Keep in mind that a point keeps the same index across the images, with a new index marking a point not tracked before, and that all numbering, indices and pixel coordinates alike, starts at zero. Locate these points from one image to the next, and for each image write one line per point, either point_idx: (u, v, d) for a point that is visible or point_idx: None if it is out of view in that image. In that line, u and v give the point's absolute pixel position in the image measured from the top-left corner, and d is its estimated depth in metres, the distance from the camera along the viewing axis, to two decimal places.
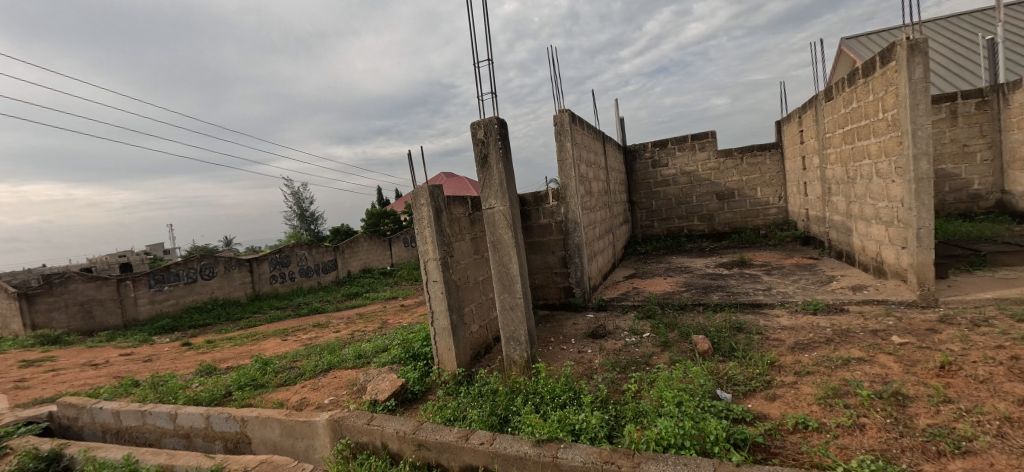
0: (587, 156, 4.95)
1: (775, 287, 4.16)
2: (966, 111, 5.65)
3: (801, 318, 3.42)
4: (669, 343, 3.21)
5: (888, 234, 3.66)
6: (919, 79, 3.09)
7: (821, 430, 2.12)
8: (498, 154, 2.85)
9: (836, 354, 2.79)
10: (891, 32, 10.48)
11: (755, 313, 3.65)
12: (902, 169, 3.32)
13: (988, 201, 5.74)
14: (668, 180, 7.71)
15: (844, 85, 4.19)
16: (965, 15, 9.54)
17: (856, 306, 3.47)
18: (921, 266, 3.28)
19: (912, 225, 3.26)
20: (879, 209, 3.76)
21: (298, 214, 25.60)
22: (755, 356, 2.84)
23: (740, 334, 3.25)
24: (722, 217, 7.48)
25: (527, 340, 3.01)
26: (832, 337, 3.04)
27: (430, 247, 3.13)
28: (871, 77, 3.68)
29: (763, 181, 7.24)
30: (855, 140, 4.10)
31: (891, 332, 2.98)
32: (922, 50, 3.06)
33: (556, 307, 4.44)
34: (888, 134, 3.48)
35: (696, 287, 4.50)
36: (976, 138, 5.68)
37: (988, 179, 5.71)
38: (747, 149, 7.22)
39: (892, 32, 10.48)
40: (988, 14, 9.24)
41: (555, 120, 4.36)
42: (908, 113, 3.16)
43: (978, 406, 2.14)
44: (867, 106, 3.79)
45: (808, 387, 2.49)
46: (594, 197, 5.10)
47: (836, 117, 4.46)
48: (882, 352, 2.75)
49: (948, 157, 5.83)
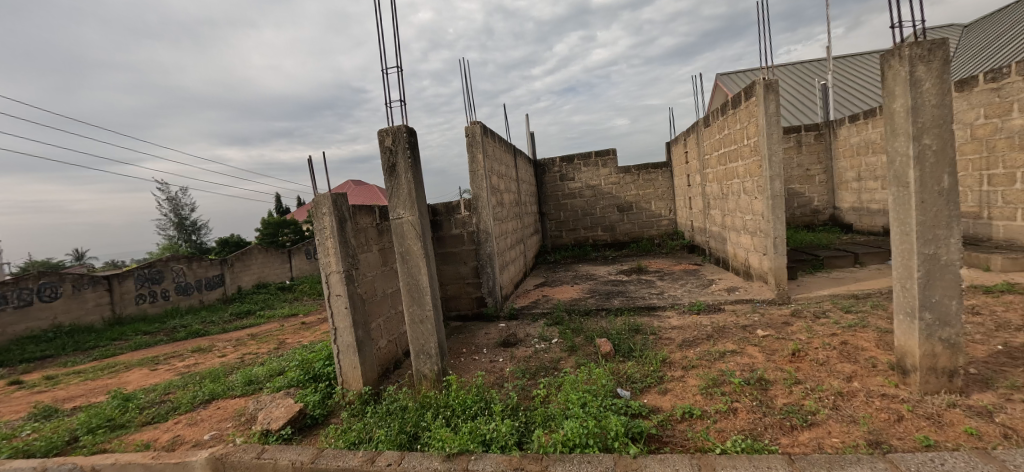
0: (498, 168, 5.05)
1: (666, 291, 4.60)
2: (808, 142, 6.85)
3: (687, 318, 3.82)
4: (575, 347, 3.37)
5: (753, 243, 4.27)
6: (773, 114, 3.69)
7: (703, 417, 2.37)
8: (407, 163, 2.79)
9: (715, 348, 3.16)
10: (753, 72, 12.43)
11: (649, 315, 3.99)
12: (762, 188, 3.90)
13: (824, 215, 7.00)
14: (575, 192, 8.18)
15: (718, 114, 4.83)
16: (805, 63, 11.66)
17: (730, 305, 3.97)
18: (778, 269, 3.86)
19: (770, 235, 3.84)
20: (746, 221, 4.38)
21: (176, 222, 22.30)
22: (650, 355, 3.09)
23: (637, 335, 3.53)
24: (622, 227, 8.12)
25: (438, 353, 2.95)
26: (711, 333, 3.44)
27: (333, 259, 2.93)
28: (738, 109, 4.29)
29: (657, 196, 8.01)
30: (727, 162, 4.74)
31: (756, 326, 3.46)
32: (775, 90, 3.66)
33: (468, 317, 4.42)
34: (752, 158, 4.08)
35: (600, 293, 4.80)
36: (815, 163, 6.92)
37: (824, 197, 6.97)
38: (643, 167, 7.96)
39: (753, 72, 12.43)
40: (821, 63, 11.40)
41: (466, 132, 4.39)
42: (766, 141, 3.74)
43: (820, 384, 2.57)
44: (736, 134, 4.41)
45: (693, 379, 2.78)
46: (506, 208, 5.21)
47: (713, 142, 5.11)
48: (749, 344, 3.18)
49: (796, 179, 7.01)
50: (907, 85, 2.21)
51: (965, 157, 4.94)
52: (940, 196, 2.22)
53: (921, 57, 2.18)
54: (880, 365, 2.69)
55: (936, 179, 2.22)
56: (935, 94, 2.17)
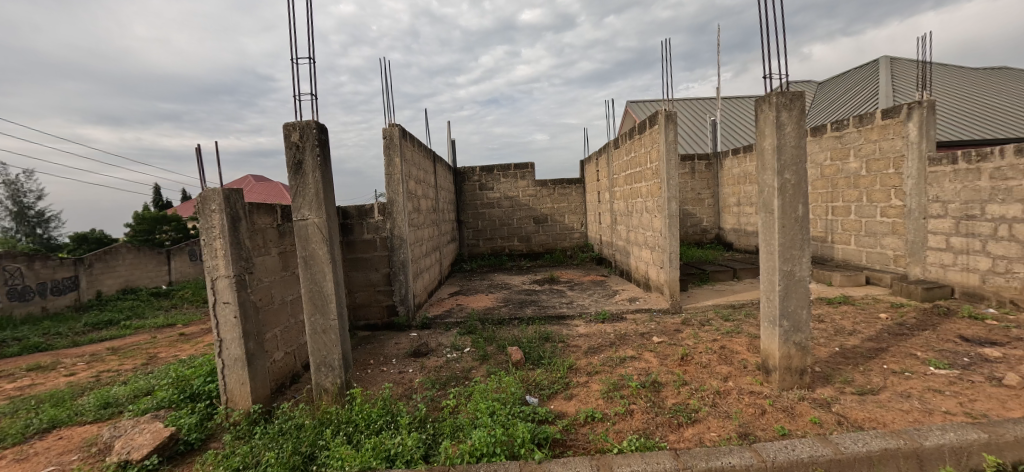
0: (416, 173, 4.94)
1: (575, 300, 4.84)
2: (699, 169, 7.76)
3: (593, 326, 4.06)
4: (487, 356, 3.38)
5: (652, 257, 4.68)
6: (671, 142, 4.11)
7: (604, 420, 2.52)
8: (315, 161, 2.61)
9: (616, 354, 3.40)
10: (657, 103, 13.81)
11: (558, 324, 4.16)
12: (660, 208, 4.31)
13: (711, 235, 7.93)
14: (493, 202, 8.30)
15: (626, 138, 5.27)
16: (699, 100, 13.26)
17: (630, 314, 4.30)
18: (671, 281, 4.28)
19: (666, 250, 4.25)
20: (647, 237, 4.80)
21: (15, 211, 18.30)
22: (558, 362, 3.22)
23: (547, 343, 3.65)
24: (537, 239, 8.40)
25: (341, 365, 2.77)
26: (614, 340, 3.69)
27: (221, 262, 2.62)
28: (643, 134, 4.71)
29: (570, 210, 8.43)
30: (632, 182, 5.17)
31: (652, 333, 3.78)
32: (674, 120, 4.09)
33: (378, 327, 4.22)
34: (653, 181, 4.50)
35: (513, 302, 4.90)
36: (705, 188, 7.84)
37: (712, 218, 7.90)
38: (558, 182, 8.35)
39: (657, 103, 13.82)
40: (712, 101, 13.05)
41: (384, 133, 4.24)
42: (665, 166, 4.15)
43: (702, 385, 2.88)
44: (640, 157, 4.84)
45: (596, 384, 2.94)
46: (422, 215, 5.11)
47: (621, 163, 5.55)
48: (646, 349, 3.47)
49: (690, 201, 7.87)
50: (774, 127, 2.60)
51: (816, 191, 5.95)
52: (796, 223, 2.64)
53: (785, 105, 2.58)
54: (749, 366, 3.10)
55: (793, 208, 2.64)
56: (794, 136, 2.59)
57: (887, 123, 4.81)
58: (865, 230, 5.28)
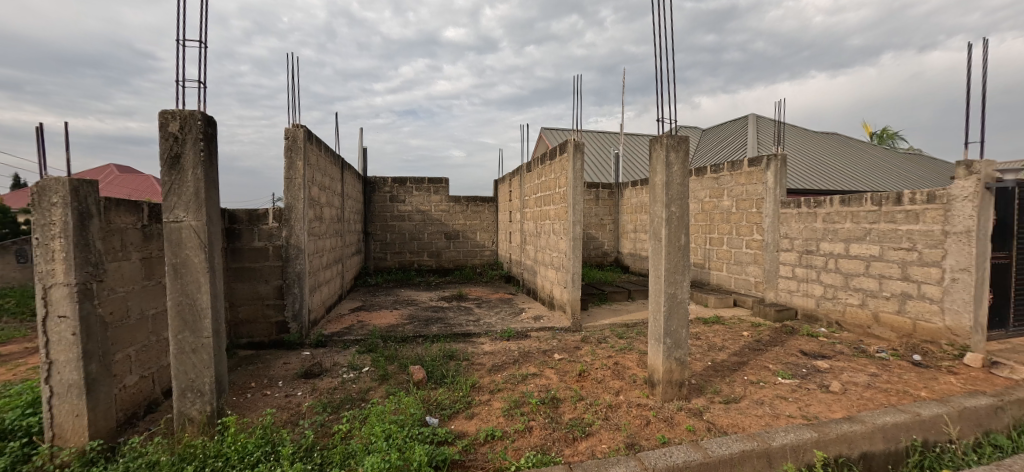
0: (321, 179, 4.63)
1: (482, 318, 4.86)
2: (602, 197, 8.41)
3: (498, 344, 4.11)
4: (387, 376, 3.23)
5: (557, 277, 4.92)
6: (578, 169, 4.41)
7: (503, 438, 2.54)
8: (198, 157, 2.32)
9: (519, 371, 3.47)
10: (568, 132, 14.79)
11: (464, 341, 4.13)
12: (566, 230, 4.57)
13: (610, 258, 8.58)
14: (404, 215, 8.09)
15: (538, 162, 5.52)
16: (605, 133, 14.48)
17: (534, 332, 4.43)
18: (573, 301, 4.53)
19: (570, 271, 4.49)
20: (553, 258, 5.04)
21: None
22: (461, 381, 3.19)
23: (451, 361, 3.61)
24: (447, 254, 8.32)
25: (213, 390, 2.43)
26: (517, 357, 3.77)
27: (59, 267, 2.16)
28: (553, 160, 4.99)
29: (482, 227, 8.52)
30: (542, 204, 5.41)
31: (554, 351, 3.95)
32: (581, 150, 4.40)
33: (264, 346, 3.80)
34: (561, 204, 4.76)
35: (419, 319, 4.76)
36: (607, 214, 8.51)
37: (612, 242, 8.57)
38: (472, 199, 8.44)
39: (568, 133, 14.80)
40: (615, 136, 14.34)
41: (285, 134, 3.90)
42: (572, 192, 4.42)
43: (597, 399, 3.07)
44: (550, 181, 5.10)
45: (498, 402, 2.97)
46: (325, 224, 4.78)
47: (532, 185, 5.79)
48: (547, 366, 3.60)
49: (593, 226, 8.46)
50: (663, 165, 2.93)
51: (697, 224, 6.78)
52: (679, 251, 2.98)
53: (672, 146, 2.93)
54: (638, 380, 3.38)
55: (677, 238, 2.97)
56: (680, 175, 2.94)
57: (752, 169, 5.70)
58: (733, 259, 6.13)
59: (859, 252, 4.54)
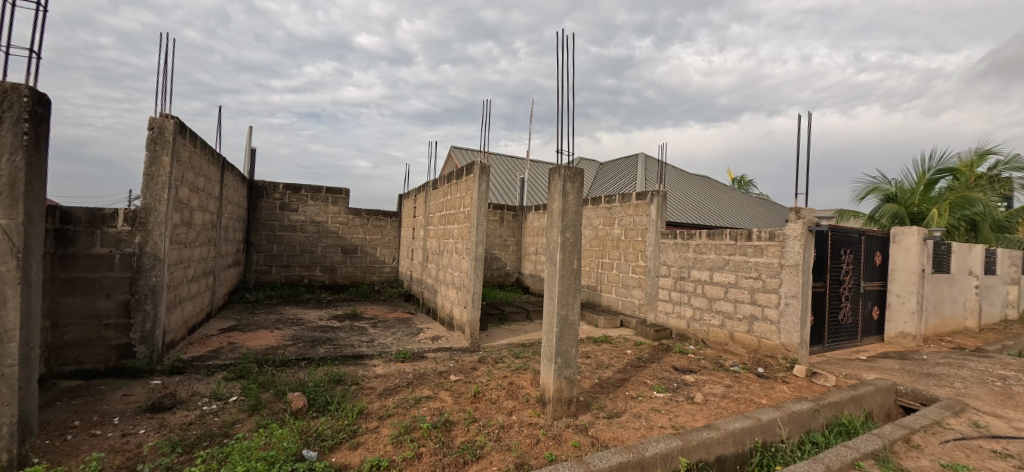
0: (193, 179, 4.06)
1: (376, 339, 4.62)
2: (506, 219, 8.69)
3: (392, 366, 3.93)
4: (259, 405, 2.87)
5: (457, 296, 4.90)
6: (483, 191, 4.50)
7: (390, 467, 2.41)
8: (18, 141, 1.89)
9: (412, 394, 3.34)
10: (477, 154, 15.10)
11: (354, 364, 3.88)
12: (469, 250, 4.60)
13: (512, 278, 8.83)
14: (295, 225, 7.45)
15: (444, 180, 5.52)
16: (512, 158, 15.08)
17: (431, 353, 4.34)
18: (472, 321, 4.54)
19: (470, 291, 4.51)
20: (454, 277, 5.03)
21: None
22: (347, 408, 2.97)
23: (338, 386, 3.35)
24: (343, 270, 7.82)
25: (16, 432, 1.94)
26: (411, 380, 3.64)
27: None
28: (460, 180, 5.03)
29: (383, 242, 8.19)
30: (446, 223, 5.40)
31: (450, 372, 3.89)
32: (487, 173, 4.52)
33: (98, 374, 3.15)
34: (465, 224, 4.80)
35: (304, 340, 4.36)
36: (510, 236, 8.79)
37: (514, 263, 8.84)
38: (373, 212, 8.10)
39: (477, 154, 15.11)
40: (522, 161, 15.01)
41: (148, 123, 3.36)
42: (476, 212, 4.49)
43: (490, 420, 3.08)
44: (455, 200, 5.13)
45: (387, 429, 2.81)
46: (194, 231, 4.18)
47: (438, 203, 5.76)
48: (442, 388, 3.53)
49: (497, 246, 8.66)
50: (561, 193, 3.12)
51: (591, 249, 7.33)
52: (571, 274, 3.18)
53: (569, 177, 3.14)
54: (530, 399, 3.48)
55: (570, 262, 3.17)
56: (575, 203, 3.16)
57: (639, 202, 6.36)
58: (621, 283, 6.72)
59: (720, 279, 5.29)
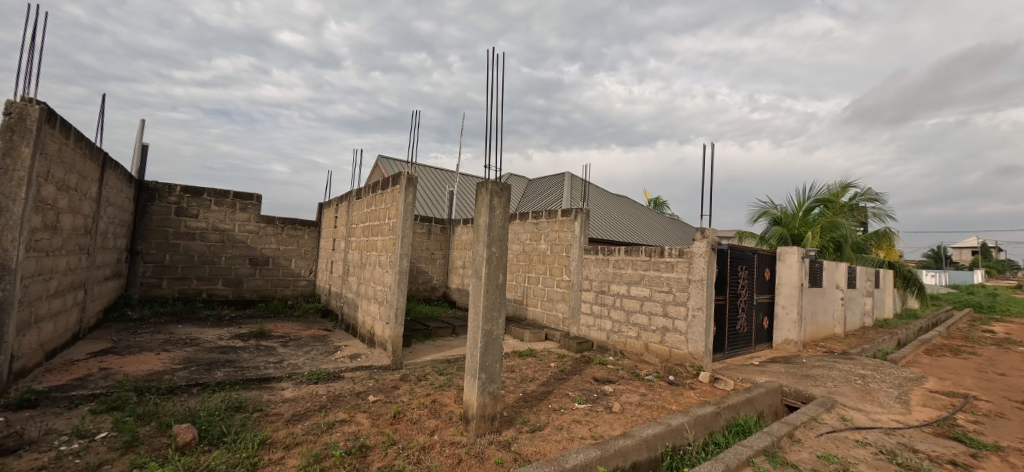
0: (62, 176, 3.48)
1: (286, 359, 4.26)
2: (434, 231, 8.58)
3: (302, 389, 3.63)
4: (135, 441, 2.48)
5: (379, 312, 4.70)
6: (410, 202, 4.40)
7: None
8: None
9: (324, 419, 3.11)
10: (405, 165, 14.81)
11: (258, 388, 3.52)
12: (392, 263, 4.45)
13: (439, 292, 8.68)
14: (194, 233, 6.69)
15: (369, 190, 5.32)
16: (442, 170, 15.01)
17: (349, 372, 4.09)
18: (395, 337, 4.37)
19: (393, 305, 4.35)
20: (376, 291, 4.82)
21: None
22: (247, 437, 2.68)
23: (237, 414, 3.02)
24: (250, 283, 7.14)
25: None
26: (325, 403, 3.39)
27: None
28: (385, 191, 4.88)
29: (299, 254, 7.64)
30: (369, 235, 5.19)
31: (368, 392, 3.69)
32: (414, 184, 4.43)
33: None
34: (389, 236, 4.64)
35: (198, 363, 3.89)
36: (438, 249, 8.68)
37: (441, 277, 8.71)
38: (289, 221, 7.56)
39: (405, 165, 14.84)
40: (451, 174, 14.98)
41: (4, 107, 2.82)
42: (401, 224, 4.37)
43: (410, 442, 2.95)
44: (380, 211, 4.95)
45: (293, 459, 2.57)
46: (60, 236, 3.57)
47: (361, 214, 5.52)
48: (359, 411, 3.33)
49: (423, 259, 8.48)
50: (487, 208, 3.14)
51: (518, 263, 7.47)
52: (497, 289, 3.20)
53: (496, 191, 3.18)
54: (453, 417, 3.41)
55: (495, 276, 3.19)
56: (501, 218, 3.20)
57: (564, 218, 6.61)
58: (546, 297, 6.90)
59: (637, 293, 5.65)
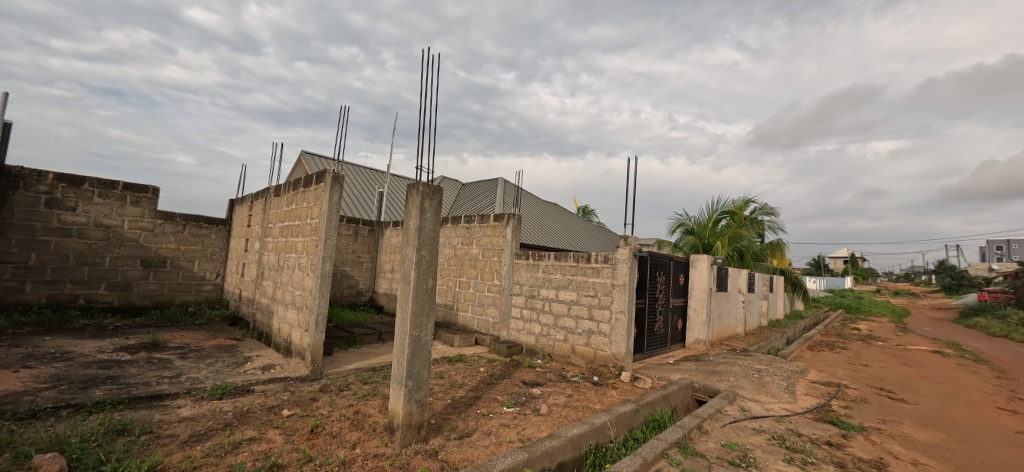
0: None
1: (184, 373, 3.80)
2: (362, 233, 8.22)
3: (203, 406, 3.26)
4: None
5: (297, 318, 4.38)
6: (335, 202, 4.17)
7: None
8: None
9: (229, 438, 2.82)
10: (330, 162, 14.02)
11: (148, 408, 3.10)
12: (314, 266, 4.18)
13: (365, 296, 8.31)
14: (70, 229, 5.76)
15: (289, 188, 4.96)
16: (371, 170, 14.44)
17: (260, 385, 3.75)
18: (314, 346, 4.10)
19: (314, 312, 4.09)
20: (294, 296, 4.49)
21: None
22: (132, 464, 2.35)
23: (120, 438, 2.64)
24: (141, 288, 6.30)
25: None
26: (230, 421, 3.08)
27: None
28: (307, 189, 4.58)
29: (203, 255, 6.92)
30: (288, 235, 4.83)
31: (282, 406, 3.42)
32: (340, 183, 4.20)
33: None
34: (310, 237, 4.36)
35: (70, 381, 3.33)
36: (365, 252, 8.32)
37: (368, 281, 8.36)
38: (193, 218, 6.81)
39: (331, 162, 14.04)
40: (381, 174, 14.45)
41: None
42: (324, 225, 4.12)
43: (328, 457, 2.78)
44: (301, 210, 4.64)
45: None
46: None
47: (279, 212, 5.13)
48: (271, 427, 3.07)
49: (349, 262, 8.08)
50: (418, 210, 3.07)
51: (450, 267, 7.40)
52: (426, 293, 3.14)
53: (428, 194, 3.13)
54: (377, 428, 3.26)
55: (425, 280, 3.13)
56: (432, 221, 3.15)
57: (496, 223, 6.66)
58: (477, 301, 6.90)
59: (564, 297, 5.86)
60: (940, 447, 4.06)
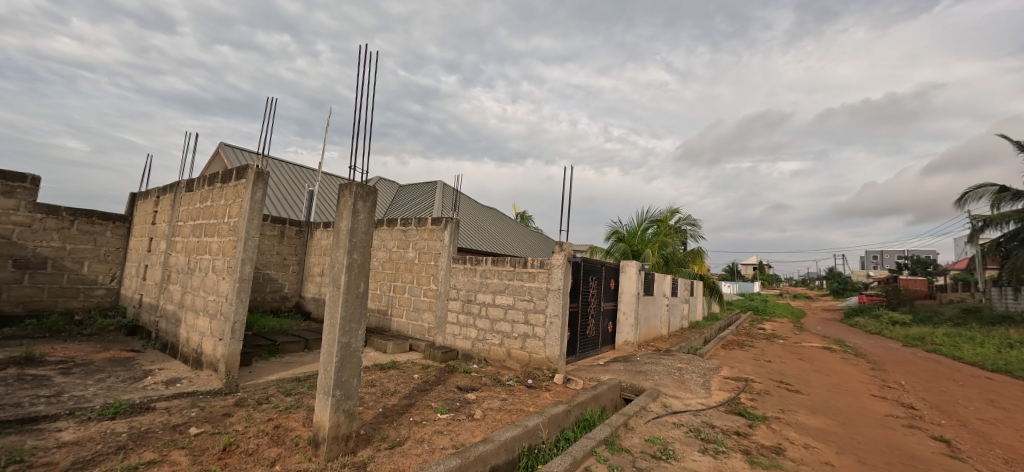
0: None
1: (68, 391, 3.33)
2: (288, 234, 7.72)
3: (90, 428, 2.88)
4: None
5: (210, 326, 4.01)
6: (257, 200, 3.88)
7: None
8: None
9: (123, 463, 2.51)
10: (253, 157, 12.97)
11: (18, 433, 2.68)
12: (231, 269, 3.86)
13: (291, 302, 7.79)
14: None
15: (203, 183, 4.54)
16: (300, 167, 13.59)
17: (162, 402, 3.39)
18: (230, 356, 3.79)
19: (230, 319, 3.77)
20: (207, 301, 4.11)
21: None
22: None
23: None
24: (13, 293, 5.37)
25: None
26: (125, 443, 2.75)
27: None
28: (225, 185, 4.22)
29: (95, 256, 6.14)
30: (201, 235, 4.41)
31: (190, 424, 3.11)
32: (264, 179, 3.92)
33: None
34: (228, 237, 4.02)
35: None
36: (292, 254, 7.80)
37: (294, 285, 7.85)
38: (83, 213, 6.01)
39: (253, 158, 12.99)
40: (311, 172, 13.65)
41: None
42: (244, 225, 3.82)
43: None
44: (217, 208, 4.27)
45: None
46: None
47: (191, 210, 4.68)
48: (175, 448, 2.78)
49: (274, 265, 7.53)
50: (350, 212, 2.96)
51: (384, 271, 7.17)
52: (357, 299, 3.03)
53: (361, 195, 3.03)
54: (300, 443, 3.08)
55: (356, 285, 3.02)
56: (365, 223, 3.04)
57: (433, 227, 6.58)
58: (412, 307, 6.76)
59: (501, 302, 5.93)
60: (824, 431, 4.67)
